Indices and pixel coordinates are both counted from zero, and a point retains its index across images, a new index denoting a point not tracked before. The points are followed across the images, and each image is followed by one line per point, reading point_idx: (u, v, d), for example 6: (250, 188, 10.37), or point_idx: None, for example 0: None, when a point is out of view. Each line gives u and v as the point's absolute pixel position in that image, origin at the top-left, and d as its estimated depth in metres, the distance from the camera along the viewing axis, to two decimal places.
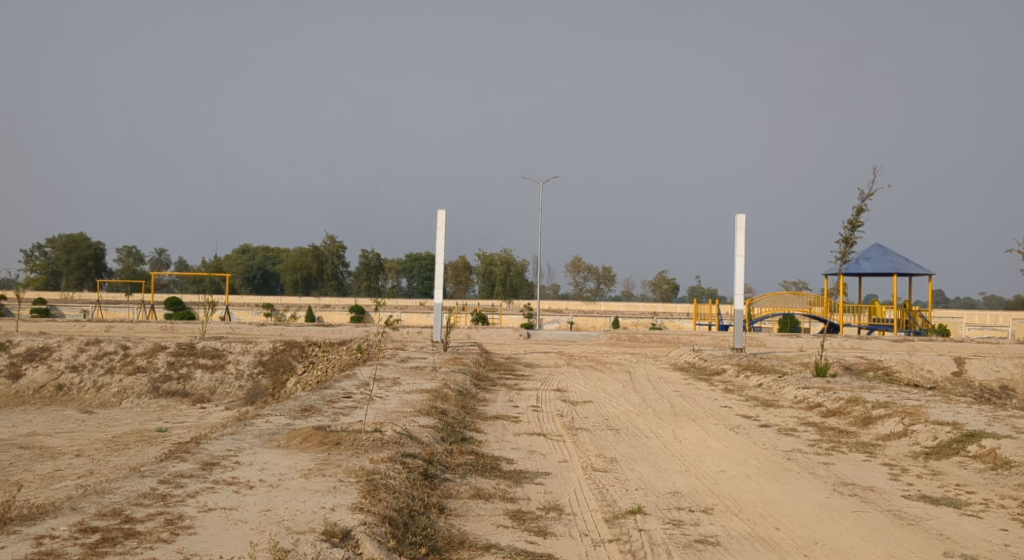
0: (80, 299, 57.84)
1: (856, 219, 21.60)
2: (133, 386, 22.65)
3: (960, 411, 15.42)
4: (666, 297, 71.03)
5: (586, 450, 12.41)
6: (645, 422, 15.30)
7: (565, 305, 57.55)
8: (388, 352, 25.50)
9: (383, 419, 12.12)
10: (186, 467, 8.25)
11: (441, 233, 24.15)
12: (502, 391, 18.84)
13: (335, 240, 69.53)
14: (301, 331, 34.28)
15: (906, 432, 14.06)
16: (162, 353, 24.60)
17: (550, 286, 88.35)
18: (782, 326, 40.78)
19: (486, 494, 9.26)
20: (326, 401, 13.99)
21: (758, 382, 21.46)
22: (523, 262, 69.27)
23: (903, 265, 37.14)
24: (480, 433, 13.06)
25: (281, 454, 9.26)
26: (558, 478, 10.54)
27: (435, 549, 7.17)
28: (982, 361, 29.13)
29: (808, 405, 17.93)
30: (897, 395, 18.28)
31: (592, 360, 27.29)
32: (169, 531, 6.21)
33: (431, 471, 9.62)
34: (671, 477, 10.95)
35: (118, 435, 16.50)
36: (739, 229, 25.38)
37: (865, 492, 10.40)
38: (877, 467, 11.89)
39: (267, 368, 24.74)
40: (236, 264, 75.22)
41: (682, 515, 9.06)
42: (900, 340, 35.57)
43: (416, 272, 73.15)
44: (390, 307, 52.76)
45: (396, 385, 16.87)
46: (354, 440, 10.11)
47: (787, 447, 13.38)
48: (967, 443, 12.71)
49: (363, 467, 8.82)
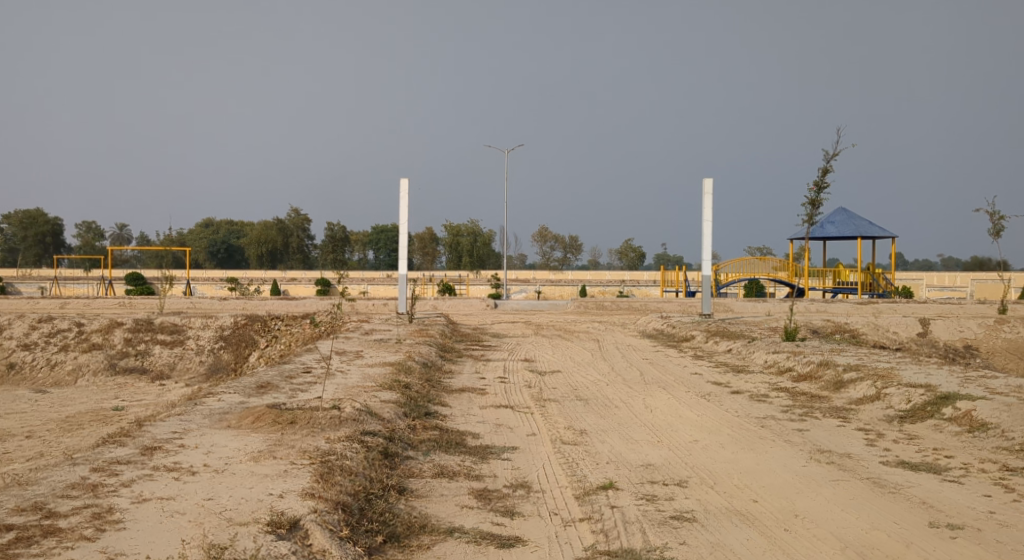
0: (38, 276, 56.42)
1: (822, 180, 21.23)
2: (88, 363, 21.87)
3: (932, 372, 15.16)
4: (632, 265, 70.89)
5: (555, 422, 11.94)
6: (614, 391, 14.89)
7: (533, 275, 56.98)
8: (351, 325, 24.92)
9: (342, 395, 11.57)
10: (123, 452, 7.70)
11: (404, 202, 23.50)
12: (469, 362, 18.37)
13: (300, 213, 68.60)
14: (264, 305, 33.50)
15: (878, 396, 13.75)
16: (118, 330, 23.81)
17: (518, 256, 87.78)
18: (748, 292, 40.59)
19: (449, 473, 8.76)
20: (284, 377, 13.41)
21: (727, 348, 21.14)
22: (490, 232, 68.66)
23: (867, 228, 37.02)
24: (446, 407, 12.58)
25: (231, 435, 8.71)
26: (526, 453, 10.07)
27: (393, 536, 6.65)
28: (947, 322, 29.09)
29: (779, 370, 17.62)
30: (867, 358, 18.04)
31: (560, 329, 26.89)
32: (94, 527, 5.68)
33: (391, 449, 9.11)
34: (642, 449, 10.53)
35: (72, 415, 15.84)
36: (706, 193, 24.97)
37: (843, 459, 10.02)
38: (852, 433, 11.54)
39: (228, 343, 24.04)
40: (199, 237, 73.99)
41: (655, 490, 8.61)
42: (865, 303, 35.58)
43: (383, 244, 72.39)
44: (355, 279, 51.99)
45: (358, 358, 16.32)
46: (310, 418, 9.58)
47: (761, 414, 13.02)
48: (941, 406, 12.39)
49: (318, 447, 8.28)
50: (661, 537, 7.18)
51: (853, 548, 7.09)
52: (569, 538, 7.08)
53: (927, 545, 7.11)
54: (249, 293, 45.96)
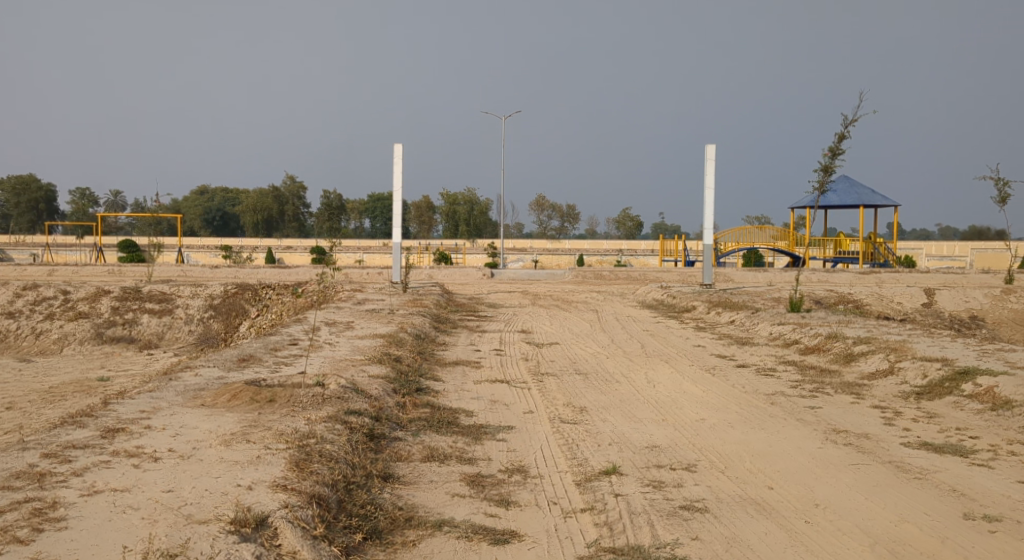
0: (31, 242, 55.63)
1: (837, 145, 20.51)
2: (75, 332, 21.20)
3: (946, 345, 14.53)
4: (630, 234, 70.13)
5: (553, 399, 11.28)
6: (615, 364, 14.25)
7: (530, 243, 56.31)
8: (344, 295, 24.23)
9: (329, 370, 10.92)
10: (82, 435, 7.05)
11: (398, 168, 22.75)
12: (464, 333, 17.75)
13: (295, 181, 67.67)
14: (257, 273, 32.78)
15: (892, 370, 13.12)
16: (105, 298, 23.08)
17: (515, 226, 86.86)
18: (748, 261, 39.93)
19: (440, 455, 8.11)
20: (268, 349, 12.74)
21: (730, 319, 20.49)
22: (487, 200, 67.77)
23: (871, 196, 36.27)
24: (439, 381, 11.96)
25: (203, 416, 8.04)
26: (523, 432, 9.42)
27: (375, 532, 6.02)
28: (952, 293, 28.45)
29: (786, 341, 16.98)
30: (875, 330, 17.41)
31: (558, 298, 26.24)
32: (31, 526, 5.26)
33: (377, 430, 8.43)
34: (647, 429, 9.86)
35: (55, 386, 15.22)
36: (709, 159, 24.19)
37: (861, 440, 9.36)
38: (869, 411, 10.87)
39: (218, 312, 23.32)
40: (194, 203, 73.06)
41: (662, 475, 7.98)
42: (867, 272, 34.94)
43: (379, 212, 71.65)
44: (351, 248, 51.15)
45: (349, 330, 15.66)
46: (291, 396, 8.90)
47: (769, 390, 12.36)
48: (961, 381, 11.75)
49: (295, 429, 7.61)
50: (671, 530, 6.54)
51: (883, 545, 6.45)
52: (570, 532, 6.44)
53: (965, 542, 6.46)
54: (241, 261, 45.12)
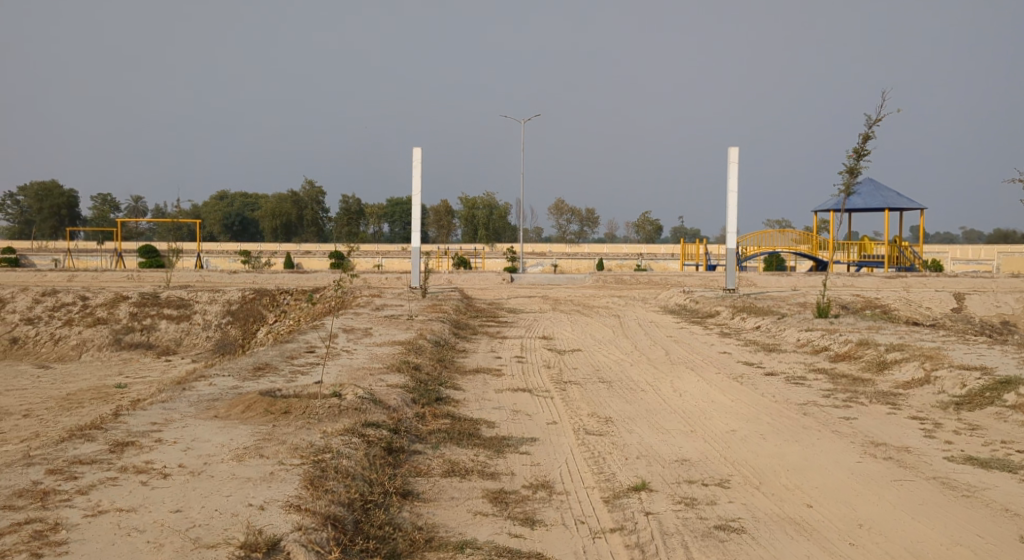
0: (54, 248, 55.83)
1: (863, 147, 20.07)
2: (93, 338, 21.03)
3: (982, 352, 14.07)
4: (650, 238, 69.65)
5: (577, 409, 10.91)
6: (639, 372, 13.87)
7: (549, 247, 55.99)
8: (362, 300, 23.95)
9: (346, 379, 10.59)
10: (89, 450, 6.73)
11: (417, 172, 22.46)
12: (484, 340, 17.41)
13: (315, 185, 67.61)
14: (276, 279, 32.61)
15: (928, 379, 12.68)
16: (124, 304, 22.92)
17: (534, 230, 86.60)
18: (769, 265, 39.43)
19: (461, 470, 7.77)
20: (284, 357, 12.44)
21: (756, 324, 20.07)
22: (507, 205, 67.47)
23: (896, 199, 35.71)
24: (459, 390, 11.63)
25: (216, 428, 7.72)
26: (548, 445, 9.07)
27: (394, 556, 5.69)
28: (982, 297, 27.88)
29: (814, 348, 16.54)
30: (908, 336, 16.94)
31: (579, 303, 25.86)
32: (31, 550, 4.97)
33: (395, 443, 8.09)
34: (675, 441, 9.48)
35: (72, 392, 15.00)
36: (732, 162, 23.76)
37: (901, 454, 8.95)
38: (907, 423, 10.44)
39: (236, 318, 23.09)
40: (214, 208, 73.17)
41: (694, 492, 7.61)
42: (893, 277, 34.38)
43: (398, 217, 71.50)
44: (369, 252, 50.96)
45: (367, 336, 15.37)
46: (307, 408, 8.57)
47: (801, 399, 11.96)
48: (1002, 391, 11.32)
49: (311, 443, 7.28)
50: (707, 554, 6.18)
51: None
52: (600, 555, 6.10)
53: None
54: (260, 266, 45.03)
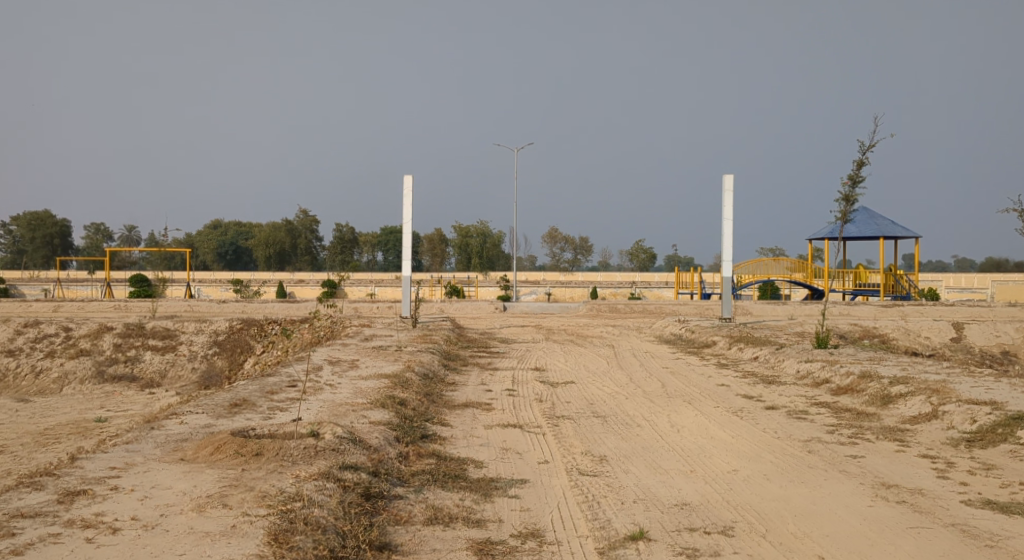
0: (45, 277, 55.20)
1: (857, 174, 19.69)
2: (75, 370, 20.39)
3: (990, 386, 13.52)
4: (644, 266, 69.21)
5: (570, 446, 10.34)
6: (634, 406, 13.29)
7: (543, 276, 55.41)
8: (352, 330, 23.35)
9: (325, 417, 10.00)
10: (36, 500, 6.17)
11: (408, 200, 21.99)
12: (475, 372, 16.85)
13: (309, 214, 67.14)
14: (264, 309, 31.99)
15: (935, 413, 12.15)
16: (108, 335, 22.30)
17: (528, 258, 86.17)
18: (764, 294, 38.92)
19: (444, 517, 7.20)
20: (264, 392, 11.84)
21: (754, 355, 19.54)
22: (500, 233, 67.04)
23: (890, 228, 35.32)
24: (447, 426, 11.05)
25: (180, 473, 7.15)
26: (539, 486, 8.53)
27: None
28: (981, 327, 27.41)
29: (814, 381, 15.99)
30: (911, 368, 16.41)
31: (573, 333, 25.29)
32: None
33: (374, 488, 7.52)
34: (675, 482, 8.94)
35: (50, 426, 14.37)
36: (726, 190, 23.36)
37: (914, 496, 8.42)
38: (918, 462, 9.91)
39: (222, 349, 22.46)
40: (208, 236, 72.63)
41: (697, 542, 7.10)
42: (890, 305, 33.90)
43: (392, 245, 71.06)
44: (362, 281, 50.42)
45: (353, 369, 14.79)
46: (281, 449, 8.01)
47: (805, 436, 11.39)
48: (1014, 428, 10.83)
49: (281, 489, 6.73)
50: None
51: None
52: None
53: None
54: (252, 296, 44.41)
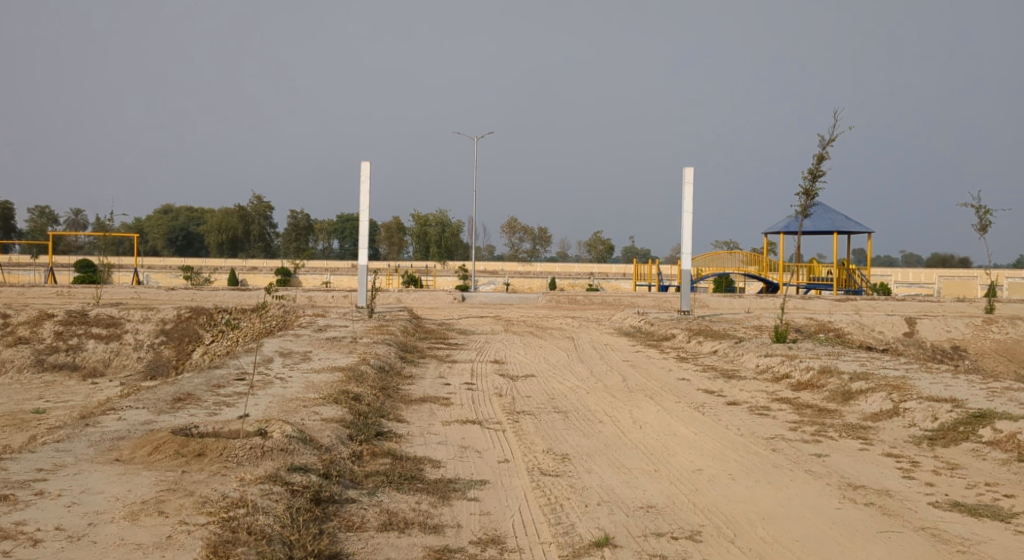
0: None
1: (817, 168, 19.56)
2: (13, 359, 19.61)
3: (949, 382, 13.40)
4: (602, 257, 69.12)
5: (531, 444, 9.98)
6: (595, 400, 13.00)
7: (501, 266, 54.95)
8: (304, 320, 22.77)
9: (274, 413, 9.54)
10: None
11: (365, 186, 21.47)
12: (431, 364, 16.44)
13: (262, 200, 66.02)
14: (215, 296, 31.19)
15: (897, 410, 11.98)
16: (49, 322, 21.49)
17: (485, 247, 85.82)
18: (719, 287, 38.89)
19: (400, 523, 6.81)
20: (210, 385, 11.36)
21: (713, 349, 19.36)
22: (458, 222, 66.55)
23: (845, 223, 35.45)
24: (402, 423, 10.64)
25: (114, 476, 6.69)
26: (499, 488, 8.16)
27: None
28: (934, 321, 27.56)
29: (774, 375, 15.81)
30: (869, 363, 16.32)
31: (532, 325, 24.95)
32: None
33: (324, 491, 7.09)
34: (639, 483, 8.62)
35: None
36: (687, 182, 23.13)
37: (883, 498, 8.19)
38: (883, 461, 9.70)
39: (169, 338, 21.78)
40: (159, 221, 71.09)
41: (663, 548, 6.79)
42: (845, 299, 34.07)
43: (349, 233, 70.20)
44: (317, 270, 49.64)
45: (305, 361, 14.31)
46: (226, 449, 7.56)
47: (767, 433, 11.16)
48: (977, 426, 10.68)
49: (224, 494, 6.29)
50: None
51: None
52: None
53: None
54: (202, 283, 43.43)
